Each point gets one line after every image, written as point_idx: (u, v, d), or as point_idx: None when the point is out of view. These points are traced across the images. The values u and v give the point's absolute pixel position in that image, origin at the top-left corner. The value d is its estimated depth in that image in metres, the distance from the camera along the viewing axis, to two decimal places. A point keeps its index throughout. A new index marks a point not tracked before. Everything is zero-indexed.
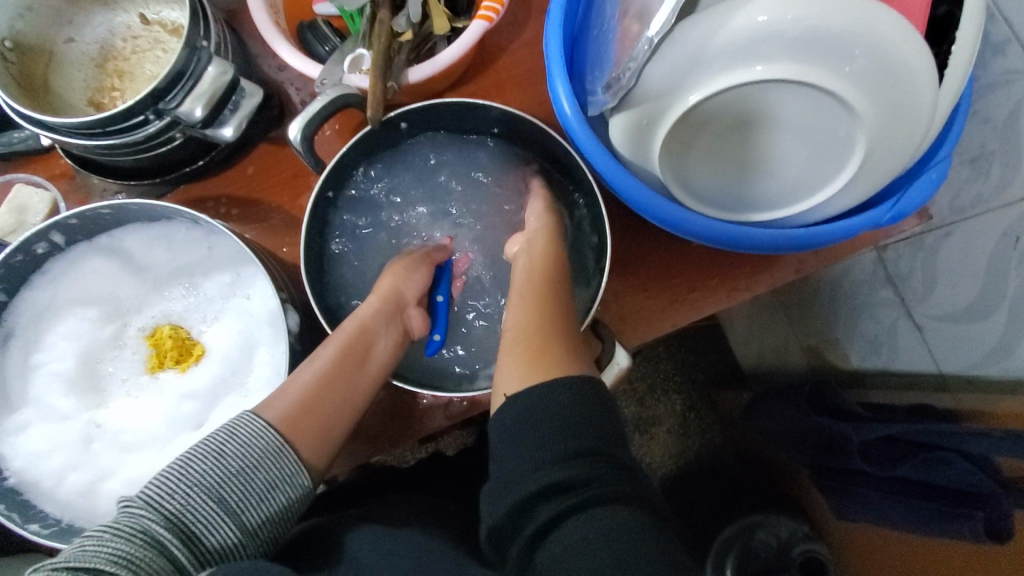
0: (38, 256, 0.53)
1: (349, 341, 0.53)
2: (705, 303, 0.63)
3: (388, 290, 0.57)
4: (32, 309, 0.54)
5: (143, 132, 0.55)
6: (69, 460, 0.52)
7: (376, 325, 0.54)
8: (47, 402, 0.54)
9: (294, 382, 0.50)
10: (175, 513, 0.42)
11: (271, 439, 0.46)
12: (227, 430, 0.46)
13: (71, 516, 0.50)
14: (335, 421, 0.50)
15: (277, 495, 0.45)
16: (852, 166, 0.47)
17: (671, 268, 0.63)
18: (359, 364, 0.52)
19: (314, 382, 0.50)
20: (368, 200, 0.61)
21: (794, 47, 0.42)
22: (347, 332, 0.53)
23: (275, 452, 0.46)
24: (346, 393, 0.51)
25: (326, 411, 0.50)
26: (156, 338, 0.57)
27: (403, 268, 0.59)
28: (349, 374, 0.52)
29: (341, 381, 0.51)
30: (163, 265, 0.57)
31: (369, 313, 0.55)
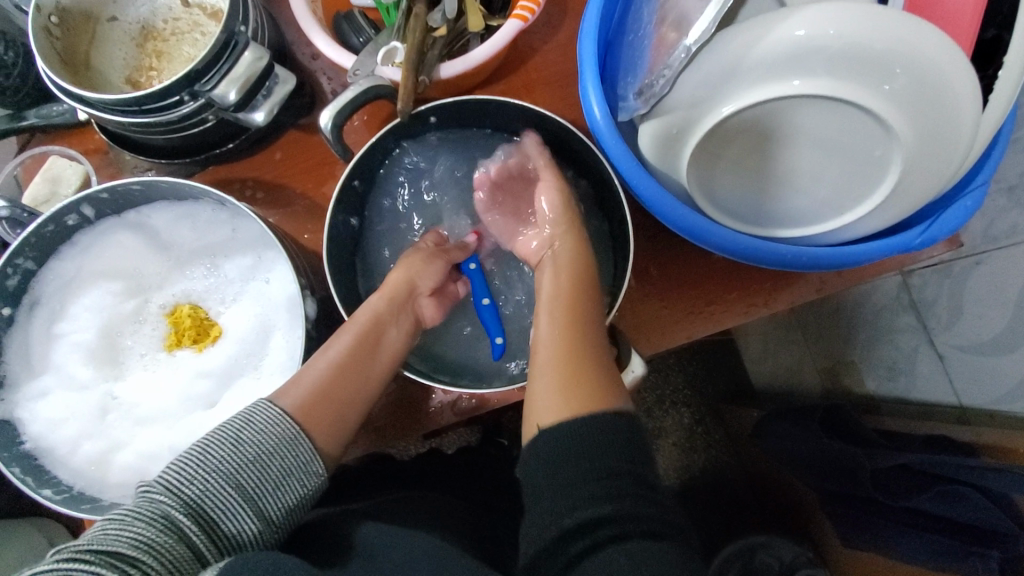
0: (68, 227, 0.54)
1: (360, 332, 0.53)
2: (723, 317, 0.62)
3: (399, 282, 0.56)
4: (59, 280, 0.55)
5: (178, 112, 0.56)
6: (85, 429, 0.53)
7: (387, 316, 0.55)
8: (67, 370, 0.55)
9: (306, 372, 0.51)
10: (194, 499, 0.42)
11: (286, 426, 0.47)
12: (243, 417, 0.46)
13: (82, 485, 0.51)
14: (348, 411, 0.51)
15: (295, 483, 0.46)
16: (887, 188, 0.46)
17: (690, 280, 0.62)
18: (372, 353, 0.53)
19: (327, 370, 0.51)
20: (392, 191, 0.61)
21: (834, 63, 0.42)
22: (360, 321, 0.54)
23: (290, 439, 0.47)
24: (358, 381, 0.52)
25: (339, 400, 0.50)
26: (175, 317, 0.58)
27: (417, 258, 0.58)
28: (361, 363, 0.52)
29: (354, 370, 0.52)
30: (187, 244, 0.58)
31: (381, 305, 0.55)
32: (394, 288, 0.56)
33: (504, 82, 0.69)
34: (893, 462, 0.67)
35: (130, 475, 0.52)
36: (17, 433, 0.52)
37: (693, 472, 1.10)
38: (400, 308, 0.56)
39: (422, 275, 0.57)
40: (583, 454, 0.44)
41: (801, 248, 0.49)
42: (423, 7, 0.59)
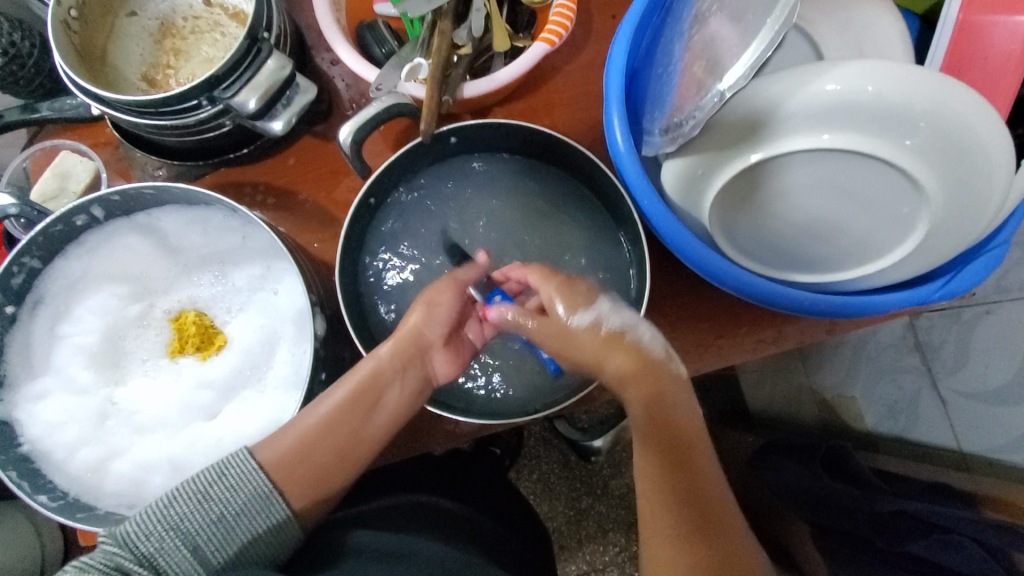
0: (77, 227, 0.53)
1: (357, 387, 0.51)
2: (730, 352, 0.62)
3: (410, 331, 0.53)
4: (65, 280, 0.54)
5: (195, 116, 0.55)
6: (83, 434, 0.52)
7: (390, 370, 0.52)
8: (68, 372, 0.54)
9: (299, 425, 0.49)
10: (151, 552, 0.43)
11: (260, 484, 0.46)
12: (217, 469, 0.46)
13: (78, 491, 0.50)
14: (331, 470, 0.49)
15: (253, 548, 0.46)
16: (911, 243, 0.46)
17: (701, 313, 0.61)
18: (368, 410, 0.51)
19: (318, 425, 0.49)
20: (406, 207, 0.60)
21: (865, 120, 0.42)
22: (360, 373, 0.51)
23: (260, 499, 0.46)
24: (349, 439, 0.50)
25: (325, 458, 0.49)
26: (181, 323, 0.57)
27: (429, 303, 0.54)
28: (355, 420, 0.50)
29: (345, 425, 0.50)
30: (197, 250, 0.57)
31: (386, 357, 0.52)
32: (403, 339, 0.53)
33: (524, 101, 0.68)
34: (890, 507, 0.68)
35: (126, 484, 0.51)
36: (16, 435, 0.51)
37: None
38: (407, 363, 0.53)
39: (434, 323, 0.54)
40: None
41: (819, 295, 0.48)
42: (449, 24, 0.58)
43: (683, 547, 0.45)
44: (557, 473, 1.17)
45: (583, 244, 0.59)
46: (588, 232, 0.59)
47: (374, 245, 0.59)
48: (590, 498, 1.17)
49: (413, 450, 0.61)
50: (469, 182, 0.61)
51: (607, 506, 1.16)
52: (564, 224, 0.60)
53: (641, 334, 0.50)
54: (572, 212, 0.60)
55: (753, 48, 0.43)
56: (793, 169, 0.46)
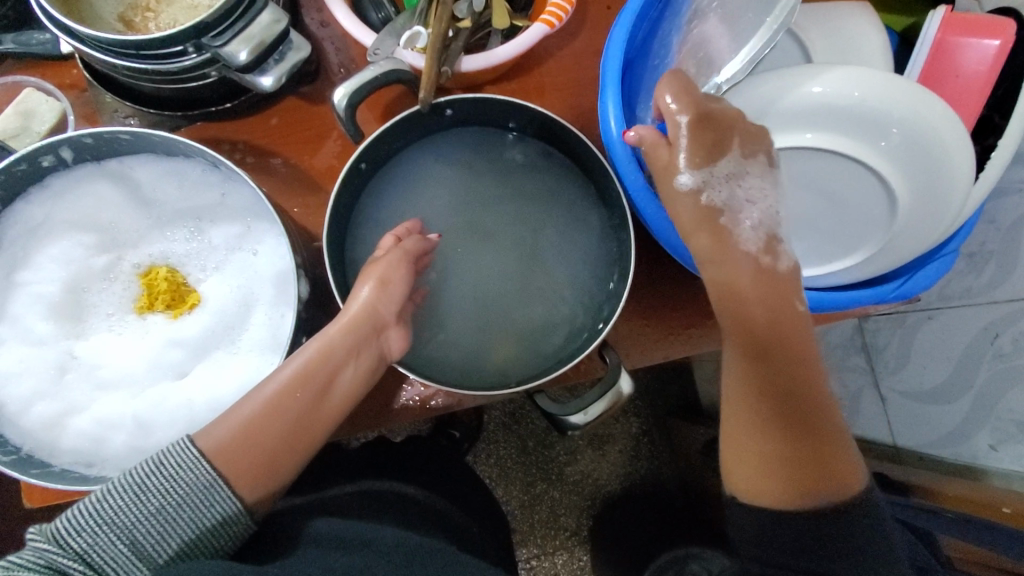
0: (42, 167, 0.50)
1: (309, 365, 0.48)
2: (699, 341, 0.64)
3: (363, 308, 0.50)
4: (25, 225, 0.51)
5: (179, 63, 0.53)
6: (39, 388, 0.49)
7: (343, 351, 0.49)
8: (24, 322, 0.50)
9: (236, 411, 0.46)
10: (83, 550, 0.40)
11: (202, 473, 0.43)
12: (154, 461, 0.43)
13: (31, 447, 0.48)
14: (283, 455, 0.47)
15: (197, 535, 0.43)
16: (877, 243, 0.49)
17: (675, 302, 0.64)
18: (319, 393, 0.48)
19: (262, 410, 0.46)
20: (395, 179, 0.60)
21: (843, 121, 0.45)
22: (310, 356, 0.48)
23: (205, 487, 0.43)
24: (292, 423, 0.47)
25: (267, 443, 0.46)
26: (150, 278, 0.54)
27: (380, 276, 0.51)
28: (302, 404, 0.47)
29: (294, 410, 0.47)
30: (171, 204, 0.55)
31: (338, 336, 0.49)
32: (356, 319, 0.50)
33: (519, 81, 0.68)
34: None
35: (85, 442, 0.49)
36: None
37: (636, 479, 1.20)
38: (357, 340, 0.49)
39: (384, 298, 0.51)
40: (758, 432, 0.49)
41: None
42: None
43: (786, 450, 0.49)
44: (515, 457, 1.20)
45: (565, 229, 0.61)
46: (574, 217, 0.61)
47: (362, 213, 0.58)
48: (545, 484, 1.20)
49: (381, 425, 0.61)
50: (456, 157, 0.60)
51: (560, 493, 1.20)
52: (551, 207, 0.61)
53: (741, 220, 0.48)
54: (559, 199, 0.61)
55: (752, 45, 0.49)
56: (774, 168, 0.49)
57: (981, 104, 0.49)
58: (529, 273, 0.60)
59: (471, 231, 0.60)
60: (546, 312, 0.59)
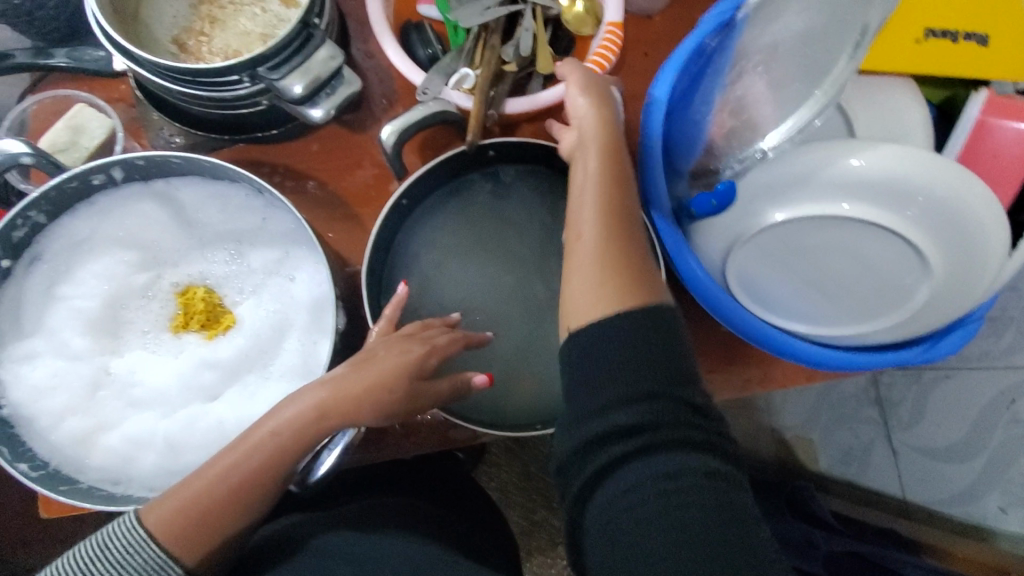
0: (92, 186, 0.51)
1: (271, 450, 0.45)
2: (721, 387, 0.65)
3: (349, 398, 0.46)
4: (70, 240, 0.52)
5: (232, 91, 0.54)
6: (72, 403, 0.50)
7: (311, 437, 0.46)
8: (62, 336, 0.51)
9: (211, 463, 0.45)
10: None
11: (149, 553, 0.43)
12: (104, 538, 0.43)
13: (60, 462, 0.48)
14: (221, 525, 0.45)
15: None
16: (903, 311, 0.51)
17: (700, 348, 0.65)
18: (274, 475, 0.45)
19: (212, 483, 0.44)
20: (432, 209, 0.59)
21: (880, 194, 0.46)
22: (274, 439, 0.45)
23: (153, 566, 0.43)
24: (266, 486, 0.46)
25: (229, 502, 0.45)
26: (187, 298, 0.55)
27: (382, 373, 0.47)
28: (249, 486, 0.45)
29: (244, 488, 0.45)
30: (213, 226, 0.56)
31: (310, 421, 0.46)
32: (337, 408, 0.46)
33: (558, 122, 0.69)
34: (844, 547, 0.72)
35: (114, 459, 0.49)
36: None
37: None
38: (355, 412, 0.47)
39: (396, 371, 0.48)
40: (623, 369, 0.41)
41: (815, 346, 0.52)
42: (497, 40, 0.60)
43: (617, 350, 0.42)
44: (516, 482, 1.19)
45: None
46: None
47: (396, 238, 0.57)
48: (545, 511, 1.19)
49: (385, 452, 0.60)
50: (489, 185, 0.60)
51: (560, 519, 1.20)
52: None
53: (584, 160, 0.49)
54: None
55: (798, 116, 0.44)
56: (817, 229, 0.49)
57: (1021, 176, 0.50)
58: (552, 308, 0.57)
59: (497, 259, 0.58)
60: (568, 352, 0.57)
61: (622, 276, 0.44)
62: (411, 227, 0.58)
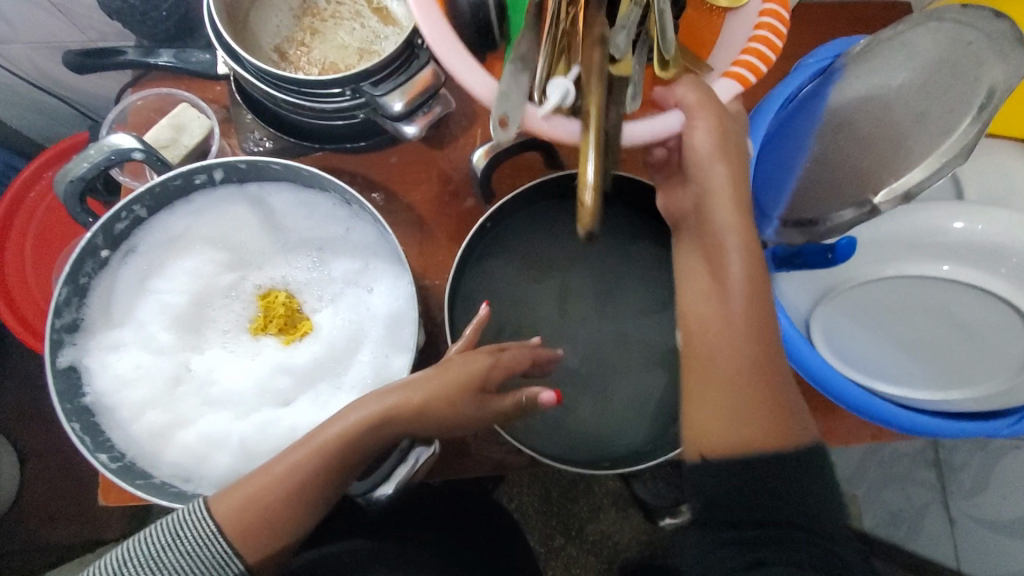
0: (193, 184, 0.52)
1: (324, 451, 0.44)
2: None
3: (411, 406, 0.45)
4: (163, 235, 0.53)
5: (334, 102, 0.55)
6: (152, 395, 0.50)
7: (365, 442, 0.45)
8: (149, 329, 0.52)
9: (277, 460, 0.45)
10: None
11: (214, 549, 0.43)
12: (168, 530, 0.43)
13: (135, 454, 0.48)
14: (280, 523, 0.44)
15: None
16: (1004, 384, 0.48)
17: None
18: (331, 477, 0.45)
19: (271, 480, 0.44)
20: (513, 231, 0.58)
21: (978, 255, 0.51)
22: (328, 441, 0.44)
23: (220, 561, 0.43)
24: (323, 494, 0.45)
25: (287, 503, 0.44)
26: (269, 300, 0.55)
27: (443, 380, 0.46)
28: (307, 488, 0.44)
29: (302, 487, 0.44)
30: (298, 232, 0.56)
31: (362, 424, 0.44)
32: (395, 413, 0.45)
33: None
34: None
35: (188, 456, 0.49)
36: (82, 383, 0.49)
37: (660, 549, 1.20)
38: (418, 428, 0.46)
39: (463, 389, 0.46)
40: (749, 482, 0.41)
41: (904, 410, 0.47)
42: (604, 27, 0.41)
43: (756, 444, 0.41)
44: (536, 506, 1.21)
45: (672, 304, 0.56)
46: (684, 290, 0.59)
47: (473, 257, 0.56)
48: (563, 539, 1.21)
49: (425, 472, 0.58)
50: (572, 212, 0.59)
51: (577, 549, 1.21)
52: None
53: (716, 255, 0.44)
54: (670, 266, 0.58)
55: (911, 174, 0.48)
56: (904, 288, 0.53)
57: None
58: (624, 343, 0.57)
59: (575, 290, 0.58)
60: (637, 391, 0.55)
61: (776, 412, 0.42)
62: (490, 247, 0.57)
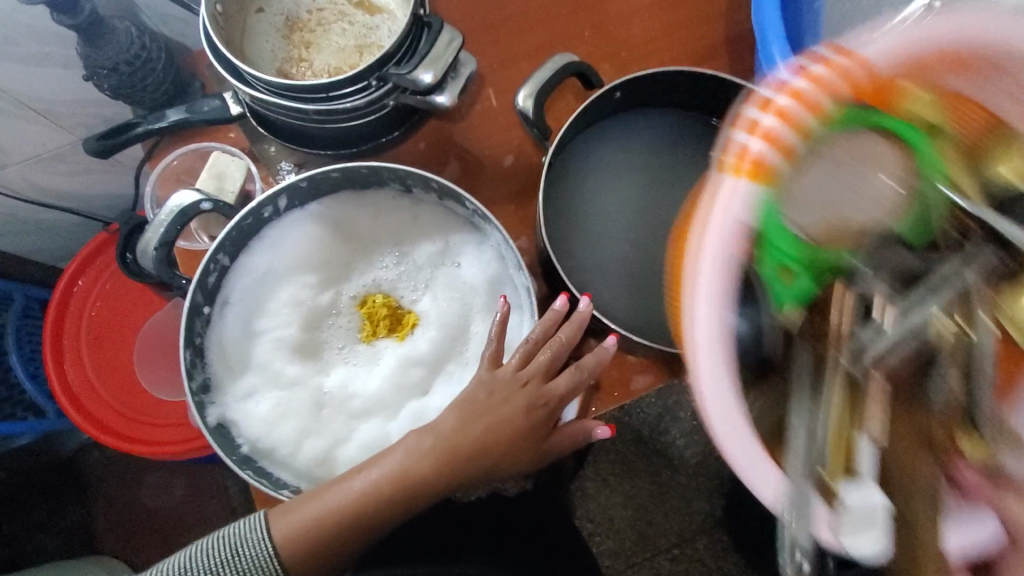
0: (263, 219, 0.52)
1: (439, 440, 0.47)
2: None
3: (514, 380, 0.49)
4: (252, 277, 0.53)
5: (363, 97, 0.54)
6: (302, 426, 0.51)
7: (474, 425, 0.48)
8: (273, 368, 0.52)
9: (349, 484, 0.46)
10: None
11: (270, 561, 0.44)
12: (232, 543, 0.45)
13: (309, 483, 0.49)
14: (371, 528, 0.46)
15: None
16: None
17: None
18: (442, 474, 0.47)
19: (383, 473, 0.46)
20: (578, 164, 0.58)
21: None
22: (446, 430, 0.47)
23: (268, 574, 0.44)
24: (426, 492, 0.47)
25: (338, 532, 0.45)
26: (369, 307, 0.56)
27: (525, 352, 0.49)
28: (412, 484, 0.46)
29: (408, 484, 0.46)
30: (372, 233, 0.57)
31: (476, 406, 0.48)
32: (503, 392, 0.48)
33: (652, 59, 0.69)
34: None
35: None
36: (233, 436, 0.49)
37: None
38: (473, 452, 0.47)
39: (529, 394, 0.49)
40: None
41: None
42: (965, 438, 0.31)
43: None
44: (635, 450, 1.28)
45: None
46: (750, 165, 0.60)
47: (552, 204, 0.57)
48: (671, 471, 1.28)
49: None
50: (622, 130, 0.60)
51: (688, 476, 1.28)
52: None
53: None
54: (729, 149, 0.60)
55: None
56: None
57: None
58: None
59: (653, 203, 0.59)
60: None
61: None
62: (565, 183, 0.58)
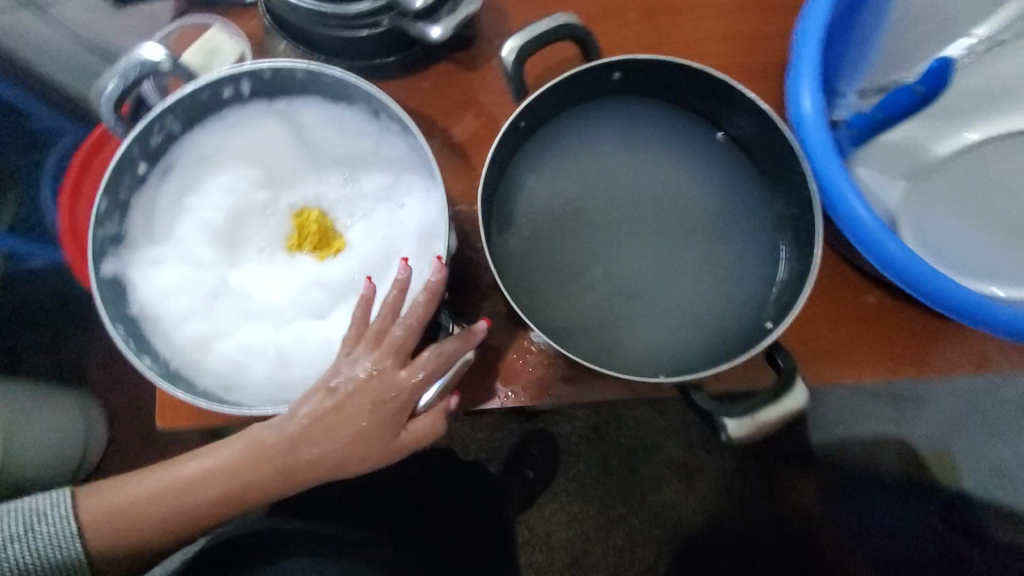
0: (221, 99, 0.51)
1: (252, 446, 0.47)
2: (862, 366, 0.58)
3: (361, 398, 0.45)
4: (198, 153, 0.53)
5: (356, 6, 0.53)
6: (192, 307, 0.51)
7: (310, 437, 0.45)
8: (187, 244, 0.52)
9: (180, 470, 0.50)
10: None
11: (66, 525, 0.50)
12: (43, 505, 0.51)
13: (177, 363, 0.49)
14: (178, 519, 0.49)
15: None
16: None
17: (838, 321, 0.59)
18: (260, 477, 0.46)
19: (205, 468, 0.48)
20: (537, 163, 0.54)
21: None
22: (268, 433, 0.46)
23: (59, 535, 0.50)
24: (240, 493, 0.47)
25: (139, 522, 0.50)
26: (302, 219, 0.54)
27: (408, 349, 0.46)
28: (231, 485, 0.47)
29: (234, 475, 0.47)
30: (330, 149, 0.55)
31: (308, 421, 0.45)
32: (346, 411, 0.45)
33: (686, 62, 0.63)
34: None
35: (227, 366, 0.49)
36: (125, 295, 0.50)
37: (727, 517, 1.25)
38: (280, 473, 0.46)
39: (374, 399, 0.45)
40: None
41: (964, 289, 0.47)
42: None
43: None
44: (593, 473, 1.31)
45: (728, 198, 0.54)
46: (743, 187, 0.53)
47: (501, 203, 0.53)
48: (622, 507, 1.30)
49: (474, 400, 0.57)
50: (591, 139, 0.55)
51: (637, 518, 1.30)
52: (716, 190, 0.54)
53: None
54: (711, 166, 0.54)
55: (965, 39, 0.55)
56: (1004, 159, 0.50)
57: None
58: (679, 262, 0.53)
59: (620, 210, 0.53)
60: (691, 297, 0.52)
61: None
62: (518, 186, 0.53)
